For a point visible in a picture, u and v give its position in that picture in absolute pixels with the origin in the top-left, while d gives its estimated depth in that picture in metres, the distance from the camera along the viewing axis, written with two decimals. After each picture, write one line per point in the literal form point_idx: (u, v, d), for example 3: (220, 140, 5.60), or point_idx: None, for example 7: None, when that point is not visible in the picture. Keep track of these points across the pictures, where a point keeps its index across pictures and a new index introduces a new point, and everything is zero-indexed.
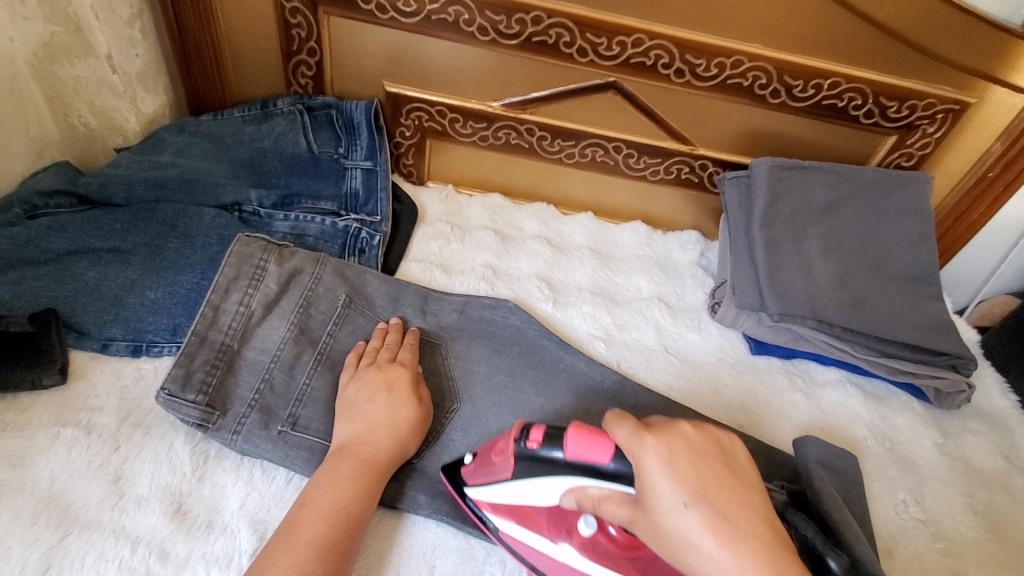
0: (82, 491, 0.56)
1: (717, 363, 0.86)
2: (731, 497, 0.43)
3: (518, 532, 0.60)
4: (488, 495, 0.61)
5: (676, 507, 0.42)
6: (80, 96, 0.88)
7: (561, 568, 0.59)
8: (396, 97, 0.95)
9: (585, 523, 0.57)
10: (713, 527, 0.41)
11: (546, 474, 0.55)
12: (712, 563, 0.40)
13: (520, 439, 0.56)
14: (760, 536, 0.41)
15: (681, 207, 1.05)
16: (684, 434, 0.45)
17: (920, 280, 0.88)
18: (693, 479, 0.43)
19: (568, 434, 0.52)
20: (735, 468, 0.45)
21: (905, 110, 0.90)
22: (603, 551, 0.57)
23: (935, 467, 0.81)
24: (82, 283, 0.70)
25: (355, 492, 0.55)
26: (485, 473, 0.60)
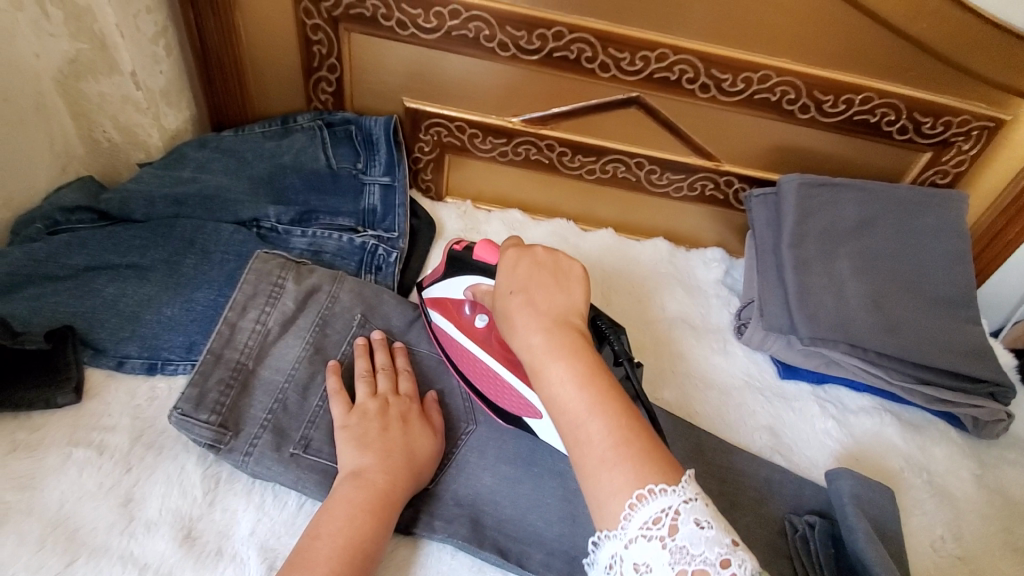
0: (92, 513, 0.55)
1: (741, 386, 0.83)
2: (545, 293, 0.54)
3: (442, 322, 0.70)
4: (438, 293, 0.70)
5: (506, 293, 0.56)
6: (104, 112, 0.89)
7: (456, 349, 0.69)
8: (415, 113, 0.94)
9: (479, 317, 0.68)
10: (523, 305, 0.54)
11: (466, 274, 0.66)
12: (516, 326, 0.53)
13: (452, 248, 0.68)
14: (555, 316, 0.52)
15: (705, 224, 1.02)
16: (533, 251, 0.58)
17: (958, 303, 0.84)
18: (522, 276, 0.56)
19: (479, 243, 0.65)
20: (561, 279, 0.55)
21: (942, 127, 0.86)
22: (490, 343, 0.67)
23: (975, 501, 0.77)
24: (100, 299, 0.70)
25: (367, 524, 0.53)
26: (436, 274, 0.71)
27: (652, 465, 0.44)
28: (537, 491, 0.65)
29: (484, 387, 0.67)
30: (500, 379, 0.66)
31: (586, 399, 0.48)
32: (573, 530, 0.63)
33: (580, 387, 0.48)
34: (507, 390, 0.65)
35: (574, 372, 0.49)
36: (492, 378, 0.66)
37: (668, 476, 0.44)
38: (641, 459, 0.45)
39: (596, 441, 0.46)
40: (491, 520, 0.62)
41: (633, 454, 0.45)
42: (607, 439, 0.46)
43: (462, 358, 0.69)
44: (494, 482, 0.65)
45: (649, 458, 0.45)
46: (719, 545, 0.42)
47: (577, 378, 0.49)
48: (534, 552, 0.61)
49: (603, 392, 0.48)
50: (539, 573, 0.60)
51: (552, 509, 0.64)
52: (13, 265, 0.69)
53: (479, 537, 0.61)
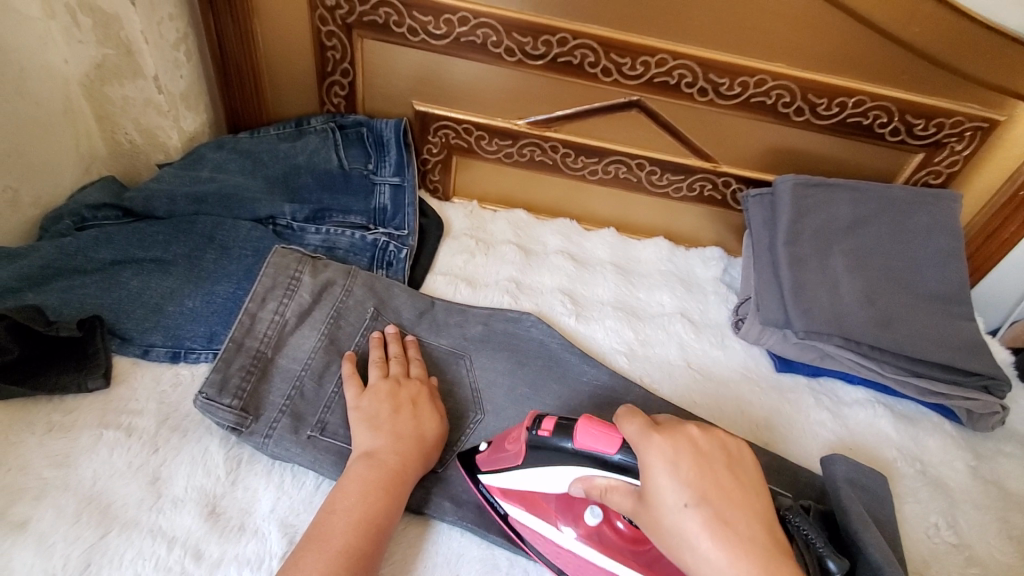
0: (123, 490, 0.58)
1: (739, 379, 0.86)
2: (734, 502, 0.46)
3: (525, 518, 0.62)
4: (500, 484, 0.63)
5: (679, 506, 0.45)
6: (127, 114, 0.92)
7: (562, 554, 0.61)
8: (424, 116, 0.98)
9: (592, 513, 0.60)
10: (713, 526, 0.44)
11: (557, 464, 0.58)
12: (709, 561, 0.44)
13: (534, 429, 0.59)
14: (758, 543, 0.45)
15: (704, 223, 1.05)
16: (686, 433, 0.49)
17: (950, 299, 0.87)
18: (697, 484, 0.46)
19: (580, 427, 0.55)
20: (738, 472, 0.48)
21: (932, 128, 0.89)
22: (608, 541, 0.60)
23: (968, 490, 0.79)
24: (126, 291, 0.73)
25: (380, 503, 0.56)
26: (504, 456, 0.62)
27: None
28: None
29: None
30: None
31: None
32: None
33: None
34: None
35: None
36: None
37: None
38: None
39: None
40: (498, 502, 0.65)
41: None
42: None
43: (564, 561, 0.61)
44: None
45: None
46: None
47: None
48: None
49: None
50: (544, 552, 0.63)
51: None
52: (43, 259, 0.73)
53: (488, 517, 0.64)
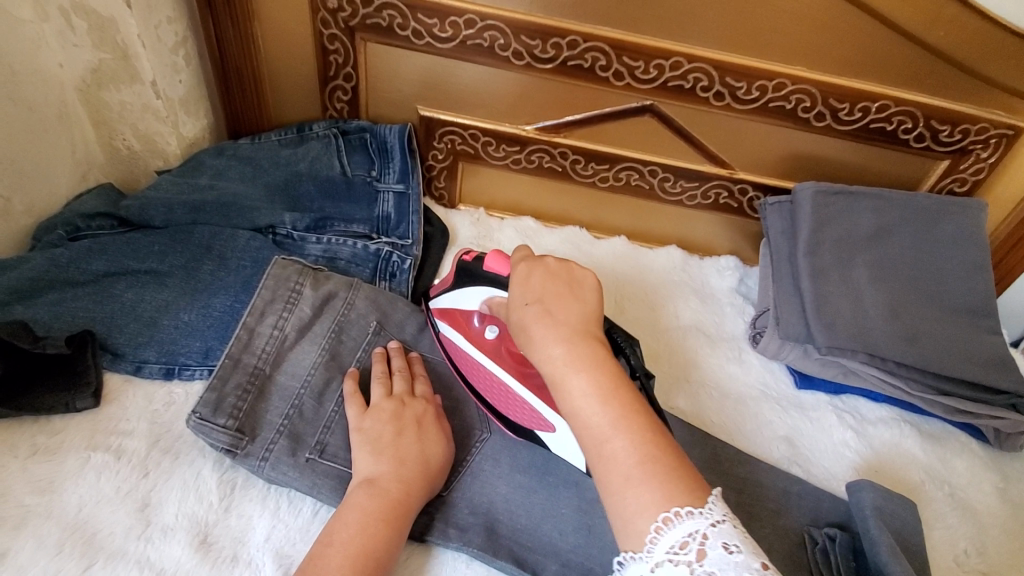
0: (110, 518, 0.55)
1: (756, 395, 0.82)
2: (565, 311, 0.55)
3: (451, 334, 0.70)
4: (439, 305, 0.71)
5: (520, 305, 0.56)
6: (125, 120, 0.90)
7: (466, 362, 0.70)
8: (429, 121, 0.95)
9: (490, 329, 0.68)
10: (540, 316, 0.54)
11: (471, 287, 0.66)
12: (537, 340, 0.53)
13: (463, 258, 0.67)
14: (574, 328, 0.53)
15: (718, 232, 1.02)
16: (545, 262, 0.59)
17: (978, 313, 0.83)
18: (538, 289, 0.56)
19: (490, 254, 0.64)
20: (579, 291, 0.56)
21: (959, 134, 0.85)
22: (501, 356, 0.67)
23: (998, 514, 0.75)
24: (119, 305, 0.70)
25: (381, 537, 0.53)
26: (442, 285, 0.71)
27: (652, 451, 0.47)
28: (552, 501, 0.64)
29: (488, 393, 0.68)
30: (507, 388, 0.67)
31: (610, 413, 0.49)
32: (589, 541, 0.62)
33: (601, 400, 0.49)
34: (516, 400, 0.66)
35: (594, 389, 0.50)
36: (500, 391, 0.67)
37: (691, 497, 0.44)
38: (681, 485, 0.45)
39: (622, 457, 0.47)
40: (506, 529, 0.62)
41: (642, 430, 0.48)
42: (633, 455, 0.47)
43: (467, 367, 0.70)
44: (509, 490, 0.65)
45: (665, 468, 0.46)
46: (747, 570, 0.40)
47: (597, 391, 0.50)
48: (550, 563, 0.60)
49: (621, 403, 0.49)
50: None
51: (568, 519, 0.63)
52: (34, 271, 0.70)
53: (494, 547, 0.60)
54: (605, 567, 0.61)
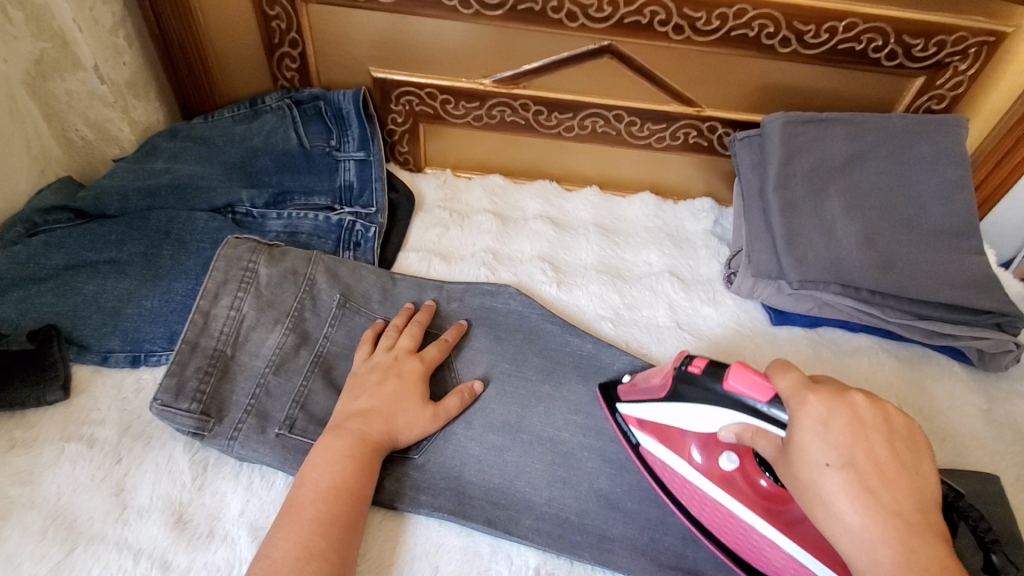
0: (87, 504, 0.56)
1: (733, 334, 0.82)
2: (890, 480, 0.44)
3: (657, 449, 0.63)
4: (639, 413, 0.64)
5: (820, 464, 0.45)
6: (73, 108, 0.87)
7: (682, 486, 0.62)
8: (383, 83, 0.92)
9: (728, 457, 0.59)
10: (854, 492, 0.43)
11: (706, 405, 0.57)
12: (869, 554, 0.42)
13: (684, 366, 0.59)
14: (909, 524, 0.43)
15: (692, 174, 0.99)
16: (850, 403, 0.46)
17: (956, 234, 0.81)
18: (847, 449, 0.44)
19: (731, 369, 0.53)
20: (901, 452, 0.45)
21: (933, 48, 0.82)
22: (740, 490, 0.59)
23: (982, 437, 0.75)
24: (82, 297, 0.70)
25: (348, 466, 0.56)
26: (649, 391, 0.63)
27: None
28: (525, 457, 0.65)
29: (732, 538, 0.59)
30: (749, 530, 0.58)
31: None
32: (562, 491, 0.63)
33: None
34: (773, 548, 0.57)
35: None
36: (724, 519, 0.60)
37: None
38: None
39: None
40: (477, 490, 0.63)
41: None
42: None
43: (711, 518, 0.60)
44: (481, 450, 0.65)
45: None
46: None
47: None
48: (523, 518, 0.61)
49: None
50: (529, 538, 0.60)
51: (540, 473, 0.64)
52: None
53: (466, 507, 0.61)
54: (579, 516, 0.62)
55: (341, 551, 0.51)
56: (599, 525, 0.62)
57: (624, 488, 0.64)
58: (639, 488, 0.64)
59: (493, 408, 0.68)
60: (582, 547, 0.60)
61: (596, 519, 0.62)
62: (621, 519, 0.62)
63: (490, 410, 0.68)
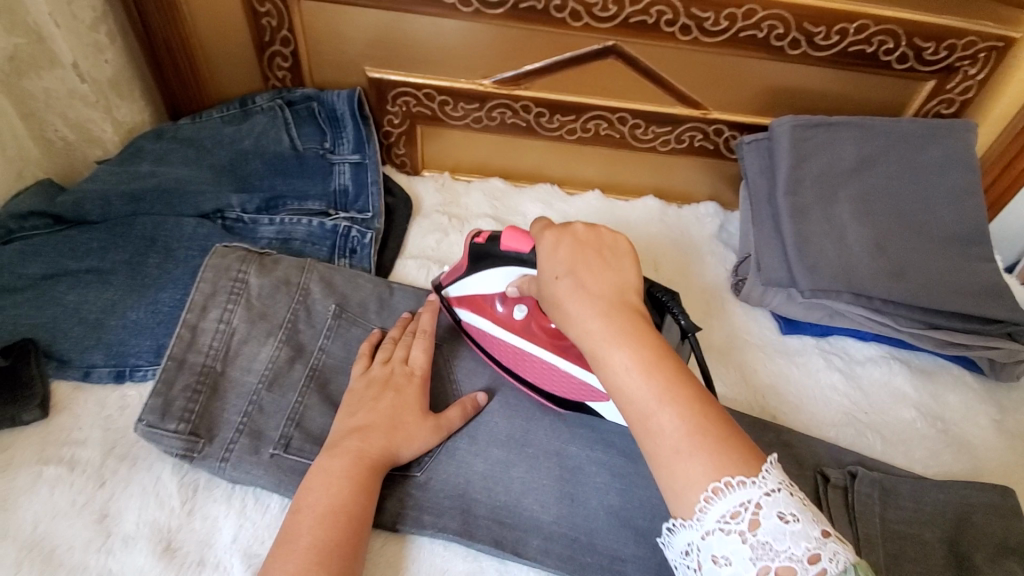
0: (67, 532, 0.53)
1: (740, 342, 0.80)
2: (597, 274, 0.48)
3: (473, 320, 0.68)
4: (458, 292, 0.68)
5: (551, 278, 0.49)
6: (51, 108, 0.82)
7: (498, 347, 0.67)
8: (380, 83, 0.88)
9: (519, 309, 0.66)
10: (576, 291, 0.47)
11: (490, 267, 0.63)
12: (591, 335, 0.45)
13: (474, 242, 0.63)
14: (613, 299, 0.46)
15: (697, 178, 0.97)
16: (569, 228, 0.51)
17: (968, 241, 0.80)
18: (568, 259, 0.49)
19: (505, 231, 0.58)
20: (608, 255, 0.49)
21: (944, 51, 0.80)
22: (533, 334, 0.65)
23: (995, 447, 0.73)
24: (62, 309, 0.66)
25: (348, 488, 0.53)
26: (456, 271, 0.67)
27: (720, 427, 0.42)
28: (532, 474, 0.62)
29: (537, 380, 0.65)
30: (560, 371, 0.64)
31: (655, 389, 0.43)
32: (571, 510, 0.61)
33: (644, 375, 0.43)
34: (565, 378, 0.64)
35: (640, 363, 0.43)
36: (534, 364, 0.65)
37: (748, 468, 0.40)
38: (728, 444, 0.41)
39: (670, 432, 0.41)
40: (483, 509, 0.60)
41: (683, 383, 0.43)
42: (682, 426, 0.41)
43: (517, 364, 0.66)
44: (486, 467, 0.62)
45: (716, 439, 0.41)
46: (806, 540, 0.39)
47: (642, 368, 0.43)
48: (532, 539, 0.59)
49: (670, 381, 0.43)
50: (538, 560, 0.57)
51: (548, 491, 0.61)
52: None
53: (472, 528, 0.58)
54: (590, 536, 0.59)
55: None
56: (612, 545, 0.59)
57: (636, 506, 0.61)
58: (651, 507, 0.61)
59: (497, 423, 0.65)
60: (594, 569, 0.57)
61: (609, 540, 0.59)
62: (634, 539, 0.59)
63: (494, 425, 0.65)
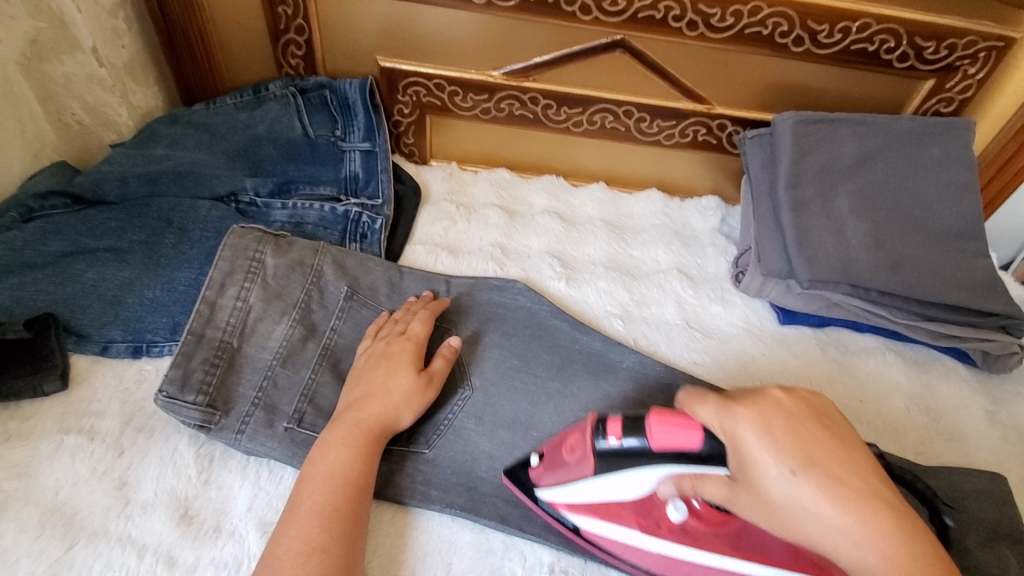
0: (88, 499, 0.55)
1: (741, 332, 0.82)
2: (828, 452, 0.42)
3: (606, 529, 0.57)
4: (565, 497, 0.58)
5: (777, 470, 0.41)
6: (70, 92, 0.84)
7: (636, 553, 0.58)
8: (391, 73, 0.90)
9: (673, 507, 0.53)
10: (823, 492, 0.41)
11: (633, 467, 0.52)
12: (837, 527, 0.40)
13: (601, 430, 0.54)
14: (864, 492, 0.41)
15: (699, 171, 0.99)
16: (771, 396, 0.44)
17: (963, 236, 0.82)
18: (790, 442, 0.42)
19: (652, 424, 0.50)
20: (834, 429, 0.44)
21: (944, 51, 0.82)
22: (686, 538, 0.55)
23: (986, 437, 0.75)
24: (80, 285, 0.68)
25: (346, 455, 0.55)
26: (564, 473, 0.57)
27: None
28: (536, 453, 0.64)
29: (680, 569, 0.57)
30: (702, 565, 0.56)
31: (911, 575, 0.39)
32: None
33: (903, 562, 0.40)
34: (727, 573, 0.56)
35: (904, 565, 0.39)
36: (677, 563, 0.57)
37: None
38: None
39: None
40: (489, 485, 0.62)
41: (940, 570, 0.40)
42: None
43: (663, 565, 0.58)
44: (492, 446, 0.64)
45: None
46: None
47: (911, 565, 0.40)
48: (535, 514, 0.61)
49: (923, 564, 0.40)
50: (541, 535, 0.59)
51: None
52: None
53: (477, 503, 0.60)
54: None
55: (344, 544, 0.50)
56: None
57: None
58: None
59: (503, 404, 0.67)
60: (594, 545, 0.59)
61: None
62: None
63: (500, 406, 0.67)
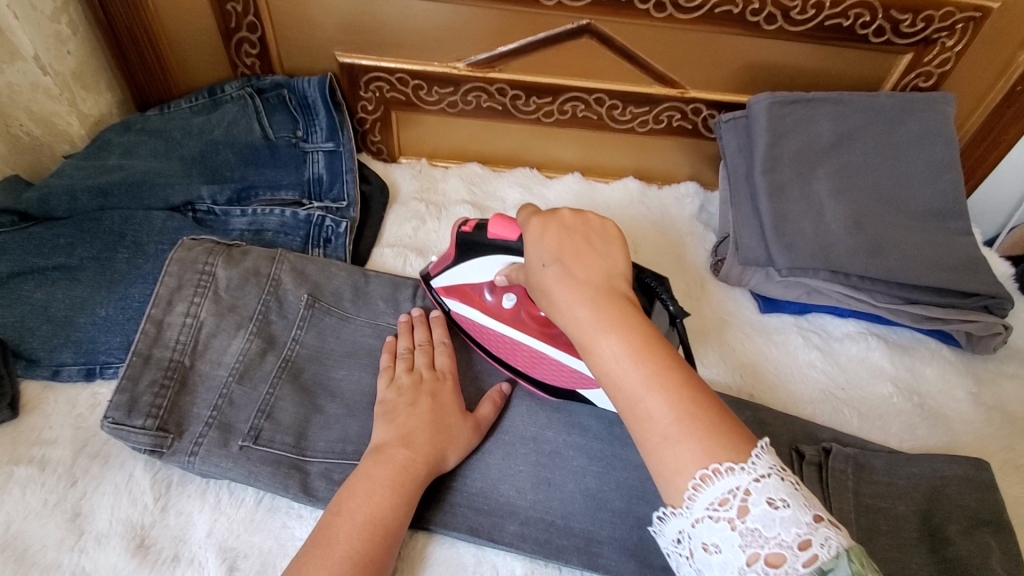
0: (39, 531, 0.53)
1: (718, 322, 0.80)
2: (583, 258, 0.46)
3: (463, 309, 0.68)
4: (444, 282, 0.68)
5: (539, 266, 0.47)
6: (14, 103, 0.80)
7: (487, 335, 0.67)
8: (351, 68, 0.87)
9: (508, 297, 0.65)
10: (562, 278, 0.45)
11: (481, 256, 0.62)
12: (560, 308, 0.45)
13: (461, 231, 0.63)
14: (596, 286, 0.45)
15: (677, 157, 0.96)
16: (557, 215, 0.50)
17: (945, 215, 0.80)
18: (556, 246, 0.47)
19: (491, 220, 0.59)
20: (598, 244, 0.48)
21: (921, 23, 0.79)
22: (523, 323, 0.65)
23: (971, 419, 0.74)
24: (29, 307, 0.65)
25: (389, 495, 0.52)
26: (445, 261, 0.67)
27: (714, 413, 0.40)
28: (509, 460, 0.62)
29: (526, 365, 0.66)
30: (535, 351, 0.65)
31: (642, 373, 0.41)
32: (547, 494, 0.61)
33: (635, 359, 0.41)
34: (551, 363, 0.64)
35: (626, 350, 0.42)
36: (520, 352, 0.66)
37: (737, 452, 0.38)
38: (718, 422, 0.40)
39: (660, 416, 0.40)
40: (460, 497, 0.59)
41: (676, 378, 0.41)
42: (670, 412, 0.40)
43: (504, 348, 0.67)
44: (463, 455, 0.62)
45: (703, 424, 0.39)
46: (795, 525, 0.37)
47: (632, 352, 0.41)
48: (508, 524, 0.58)
49: (662, 366, 0.41)
50: (514, 545, 0.57)
51: (524, 476, 0.61)
52: None
53: (446, 516, 0.58)
54: (566, 519, 0.59)
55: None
56: (587, 527, 0.59)
57: (611, 488, 0.61)
58: (627, 487, 0.61)
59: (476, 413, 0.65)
60: (570, 552, 0.57)
61: (585, 522, 0.59)
62: (610, 521, 0.59)
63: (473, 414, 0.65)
